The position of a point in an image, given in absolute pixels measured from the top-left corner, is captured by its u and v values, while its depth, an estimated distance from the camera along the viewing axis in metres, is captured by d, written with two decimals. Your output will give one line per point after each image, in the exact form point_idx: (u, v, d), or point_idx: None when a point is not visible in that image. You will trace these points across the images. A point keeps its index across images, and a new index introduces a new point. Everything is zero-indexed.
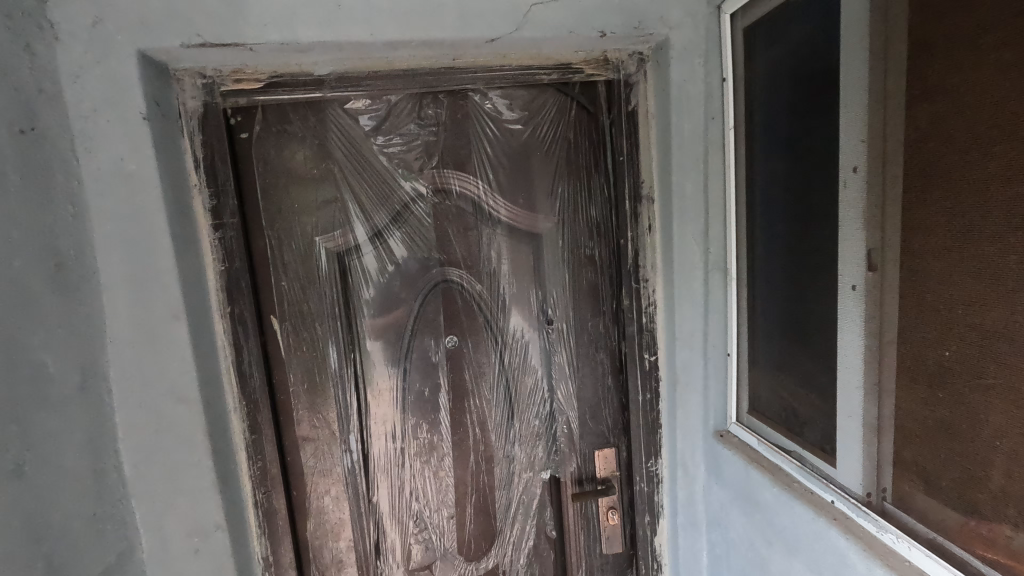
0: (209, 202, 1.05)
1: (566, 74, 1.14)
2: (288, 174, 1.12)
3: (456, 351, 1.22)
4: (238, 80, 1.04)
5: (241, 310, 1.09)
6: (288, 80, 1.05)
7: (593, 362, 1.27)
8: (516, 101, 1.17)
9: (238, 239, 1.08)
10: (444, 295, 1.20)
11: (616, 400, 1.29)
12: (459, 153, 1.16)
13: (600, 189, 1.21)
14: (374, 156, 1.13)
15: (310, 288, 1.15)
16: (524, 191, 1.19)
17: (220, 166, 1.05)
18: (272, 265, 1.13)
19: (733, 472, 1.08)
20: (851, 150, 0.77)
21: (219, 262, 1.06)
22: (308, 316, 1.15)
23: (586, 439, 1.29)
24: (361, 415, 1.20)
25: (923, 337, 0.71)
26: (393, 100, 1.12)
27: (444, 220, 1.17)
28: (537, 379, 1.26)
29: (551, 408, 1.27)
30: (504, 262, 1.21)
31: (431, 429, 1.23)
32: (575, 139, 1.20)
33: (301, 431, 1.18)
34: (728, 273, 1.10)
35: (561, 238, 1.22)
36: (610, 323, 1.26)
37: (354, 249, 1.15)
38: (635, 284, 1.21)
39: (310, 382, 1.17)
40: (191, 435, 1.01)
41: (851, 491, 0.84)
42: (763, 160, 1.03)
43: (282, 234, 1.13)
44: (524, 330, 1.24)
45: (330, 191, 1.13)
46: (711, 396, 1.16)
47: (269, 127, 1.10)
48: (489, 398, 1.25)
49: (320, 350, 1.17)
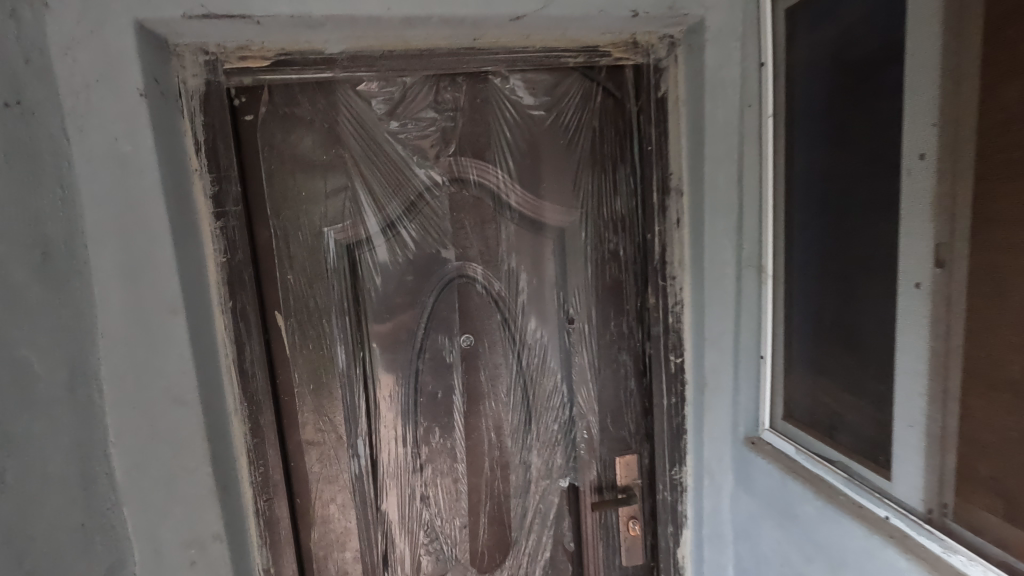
0: (211, 188, 0.98)
1: (594, 56, 1.07)
2: (295, 160, 1.04)
3: (471, 352, 1.15)
4: (243, 57, 0.97)
5: (244, 305, 1.02)
6: (297, 58, 0.98)
7: (615, 364, 1.20)
8: (538, 85, 1.10)
9: (242, 229, 1.01)
10: (458, 292, 1.13)
11: (638, 404, 1.22)
12: (477, 139, 1.09)
13: (625, 181, 1.15)
14: (387, 142, 1.06)
15: (318, 282, 1.07)
16: (549, 181, 1.13)
17: (223, 150, 0.98)
18: (276, 256, 1.05)
19: (768, 483, 1.01)
20: (918, 135, 0.71)
21: (220, 253, 0.99)
22: (309, 314, 1.08)
23: (607, 444, 1.22)
24: (369, 418, 1.13)
25: (1006, 342, 0.65)
26: (408, 83, 1.05)
27: (458, 209, 1.10)
28: (557, 381, 1.19)
29: (570, 413, 1.20)
30: (523, 256, 1.14)
31: (443, 434, 1.16)
32: (601, 128, 1.13)
33: (306, 435, 1.11)
34: (763, 271, 1.02)
35: (585, 232, 1.15)
36: (634, 323, 1.19)
37: (365, 241, 1.08)
38: (661, 282, 1.14)
39: (316, 383, 1.10)
40: (189, 439, 0.94)
41: (908, 506, 0.77)
42: (804, 152, 0.96)
43: (288, 224, 1.05)
44: (533, 333, 1.17)
45: (340, 179, 1.06)
46: (742, 402, 1.09)
47: (276, 110, 1.03)
48: (506, 400, 1.18)
49: (318, 348, 1.09)
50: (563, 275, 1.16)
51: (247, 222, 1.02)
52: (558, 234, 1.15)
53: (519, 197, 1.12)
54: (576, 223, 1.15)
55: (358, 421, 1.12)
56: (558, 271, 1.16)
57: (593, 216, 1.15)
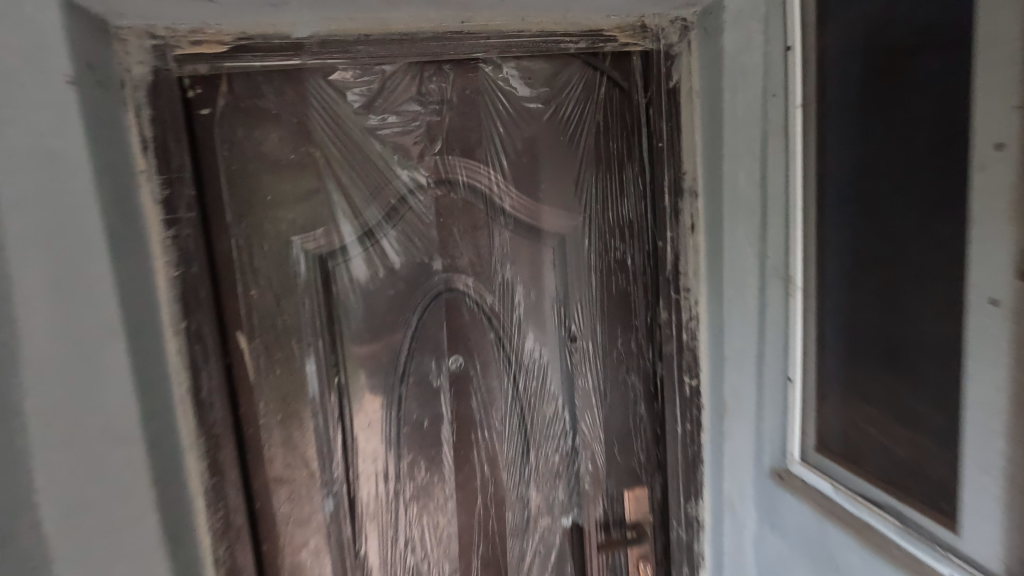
0: (160, 192, 0.86)
1: (596, 42, 0.96)
2: (259, 159, 0.91)
3: (461, 375, 1.02)
4: (197, 42, 0.85)
5: (201, 325, 0.90)
6: (259, 43, 0.86)
7: (623, 387, 1.07)
8: (535, 75, 0.98)
9: (197, 239, 0.89)
10: (446, 308, 1.00)
11: (649, 431, 1.09)
12: (467, 135, 0.97)
13: (633, 182, 1.03)
14: (365, 139, 0.94)
15: (286, 298, 0.94)
16: (548, 183, 1.01)
17: (174, 148, 0.86)
18: (238, 270, 0.93)
19: (800, 524, 0.88)
20: (996, 121, 0.59)
21: (171, 267, 0.87)
22: (276, 334, 0.95)
23: (613, 476, 1.09)
24: (346, 452, 1.00)
25: None
26: (388, 72, 0.93)
27: (446, 215, 0.98)
28: (558, 407, 1.06)
29: (573, 442, 1.07)
30: (520, 267, 1.02)
31: (430, 468, 1.03)
32: (606, 122, 1.01)
33: (273, 471, 0.98)
34: (790, 282, 0.88)
35: (588, 239, 1.03)
36: (644, 341, 1.07)
37: (340, 252, 0.95)
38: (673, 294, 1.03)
39: (285, 412, 0.97)
40: (134, 485, 0.80)
41: (981, 565, 0.64)
42: (835, 147, 0.83)
43: (251, 232, 0.92)
44: (530, 354, 1.04)
45: (310, 180, 0.93)
46: (767, 430, 0.95)
47: (236, 102, 0.89)
48: (501, 429, 1.05)
49: (287, 372, 0.96)
50: (564, 288, 1.03)
51: (204, 231, 0.90)
52: (559, 242, 1.02)
53: (515, 200, 1.00)
54: (579, 230, 1.02)
55: (333, 454, 0.99)
56: (558, 284, 1.03)
57: (597, 222, 1.03)
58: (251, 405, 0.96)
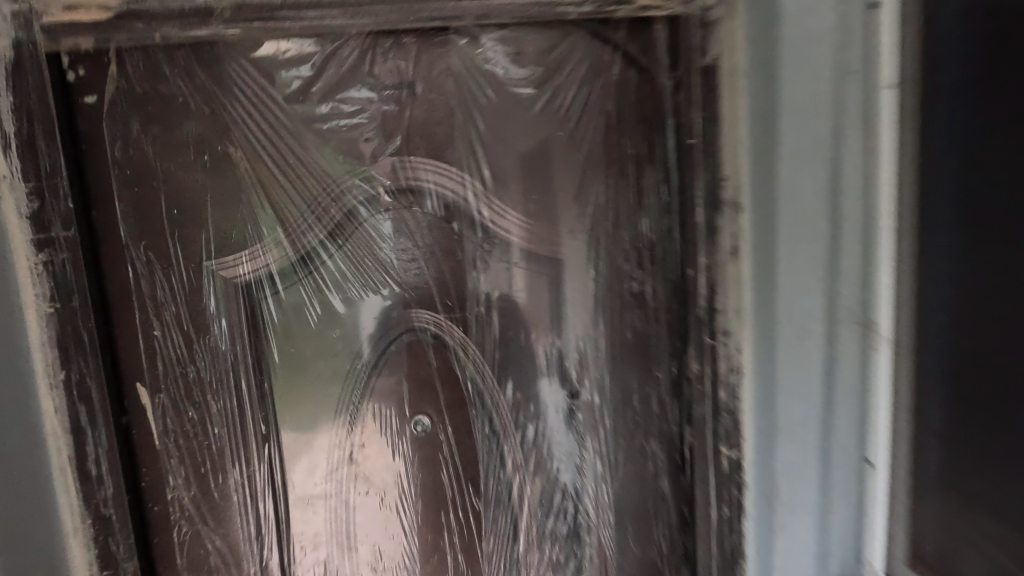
0: (30, 203, 0.66)
1: (605, 4, 0.73)
2: (162, 161, 0.70)
3: (428, 440, 0.79)
4: (72, 7, 0.64)
5: (86, 376, 0.69)
6: (154, 8, 0.65)
7: (640, 456, 0.83)
8: (526, 51, 0.75)
9: (81, 265, 0.69)
10: (406, 354, 0.77)
11: (674, 514, 0.84)
12: (435, 130, 0.74)
13: (656, 191, 0.78)
14: (301, 135, 0.72)
15: (200, 342, 0.73)
16: (543, 191, 0.77)
17: (47, 146, 0.66)
18: (138, 305, 0.72)
19: None
20: None
21: (45, 300, 0.67)
22: (185, 387, 0.74)
23: (626, 569, 0.85)
24: (280, 534, 0.78)
25: None
26: (330, 46, 0.71)
27: (406, 234, 0.75)
28: (554, 481, 0.82)
29: (573, 525, 0.83)
30: (506, 301, 0.79)
31: (390, 555, 0.81)
32: (620, 112, 0.77)
33: (187, 559, 0.77)
34: (873, 332, 0.68)
35: (595, 265, 0.79)
36: (667, 397, 0.82)
37: (269, 281, 0.73)
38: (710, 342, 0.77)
39: (200, 485, 0.75)
40: None
41: None
42: (940, 149, 0.61)
43: (155, 256, 0.71)
44: (515, 414, 0.80)
45: (231, 190, 0.71)
46: (838, 529, 0.72)
47: (132, 87, 0.68)
48: (480, 509, 0.81)
49: (200, 437, 0.74)
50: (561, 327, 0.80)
51: (92, 255, 0.70)
52: (555, 268, 0.79)
53: (497, 215, 0.77)
54: (583, 253, 0.79)
55: (262, 539, 0.77)
56: (552, 321, 0.80)
57: (606, 243, 0.79)
58: (155, 478, 0.75)
